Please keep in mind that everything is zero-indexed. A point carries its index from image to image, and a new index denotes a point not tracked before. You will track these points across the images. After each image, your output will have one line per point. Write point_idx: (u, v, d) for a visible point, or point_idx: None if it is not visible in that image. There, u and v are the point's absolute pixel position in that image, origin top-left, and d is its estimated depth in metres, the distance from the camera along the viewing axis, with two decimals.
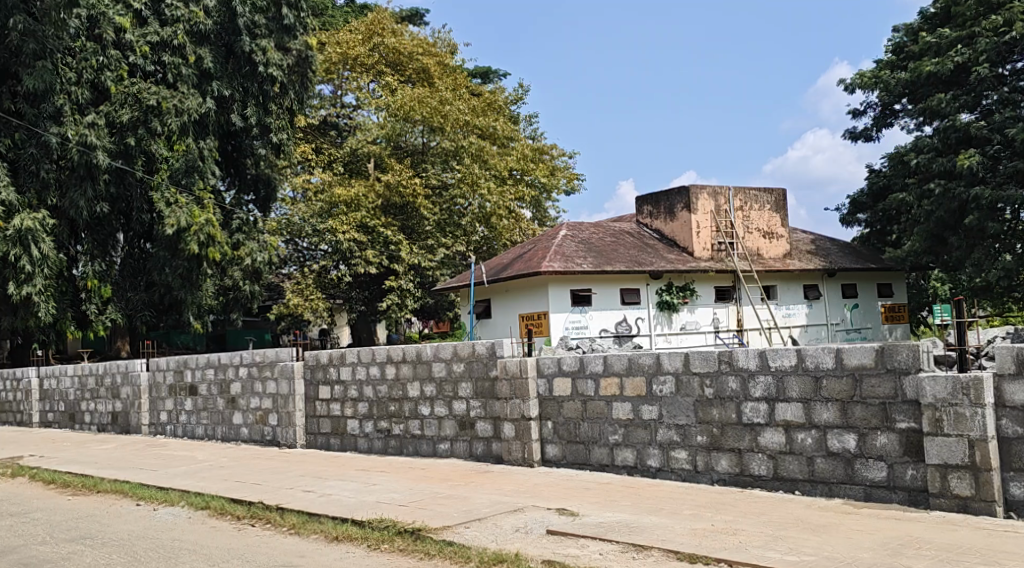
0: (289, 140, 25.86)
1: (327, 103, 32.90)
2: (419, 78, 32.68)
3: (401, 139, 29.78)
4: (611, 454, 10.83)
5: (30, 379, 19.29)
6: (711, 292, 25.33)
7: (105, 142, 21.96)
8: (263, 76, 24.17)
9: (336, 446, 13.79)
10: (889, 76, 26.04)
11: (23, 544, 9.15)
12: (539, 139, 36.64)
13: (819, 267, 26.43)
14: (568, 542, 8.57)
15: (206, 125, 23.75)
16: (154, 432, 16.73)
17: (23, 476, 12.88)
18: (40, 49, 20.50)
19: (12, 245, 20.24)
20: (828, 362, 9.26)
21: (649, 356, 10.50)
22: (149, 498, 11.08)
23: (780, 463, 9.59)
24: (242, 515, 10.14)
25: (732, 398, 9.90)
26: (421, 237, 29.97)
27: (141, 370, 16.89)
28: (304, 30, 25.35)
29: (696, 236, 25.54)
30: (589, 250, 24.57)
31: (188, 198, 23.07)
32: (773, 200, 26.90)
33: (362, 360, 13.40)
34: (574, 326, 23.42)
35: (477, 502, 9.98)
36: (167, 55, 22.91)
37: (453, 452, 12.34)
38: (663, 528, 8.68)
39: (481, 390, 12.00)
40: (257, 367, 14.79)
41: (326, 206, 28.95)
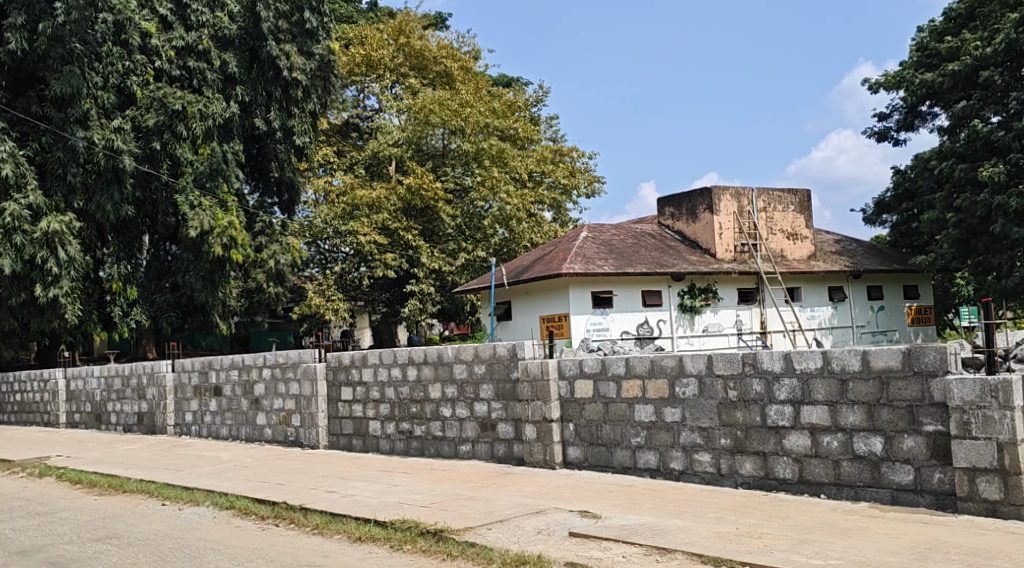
0: (311, 142, 26.11)
1: (349, 107, 33.03)
2: (441, 82, 32.82)
3: (422, 141, 29.85)
4: (633, 457, 10.80)
5: (57, 380, 19.44)
6: (734, 293, 25.23)
7: (132, 146, 22.09)
8: (287, 80, 24.30)
9: (359, 447, 13.83)
10: (913, 77, 25.89)
11: (50, 543, 9.22)
12: (560, 142, 36.69)
13: (844, 268, 26.28)
14: (591, 544, 8.57)
15: (231, 129, 23.88)
16: (179, 433, 16.83)
17: (50, 476, 12.99)
18: (67, 53, 20.66)
19: (39, 248, 20.40)
20: (854, 364, 9.20)
21: (672, 358, 10.47)
22: (174, 498, 11.15)
23: (805, 466, 9.54)
24: (266, 515, 10.18)
25: (756, 401, 9.86)
26: (441, 240, 30.13)
27: (167, 371, 16.99)
28: (326, 34, 25.62)
29: (718, 237, 25.45)
30: (610, 251, 24.56)
31: (212, 200, 23.17)
32: (797, 200, 26.77)
33: (384, 361, 13.42)
34: (596, 328, 23.40)
35: (500, 503, 9.98)
36: (193, 61, 23.30)
37: (475, 454, 12.34)
38: (687, 531, 8.66)
39: (503, 392, 12.00)
40: (280, 368, 14.85)
41: (348, 208, 29.08)
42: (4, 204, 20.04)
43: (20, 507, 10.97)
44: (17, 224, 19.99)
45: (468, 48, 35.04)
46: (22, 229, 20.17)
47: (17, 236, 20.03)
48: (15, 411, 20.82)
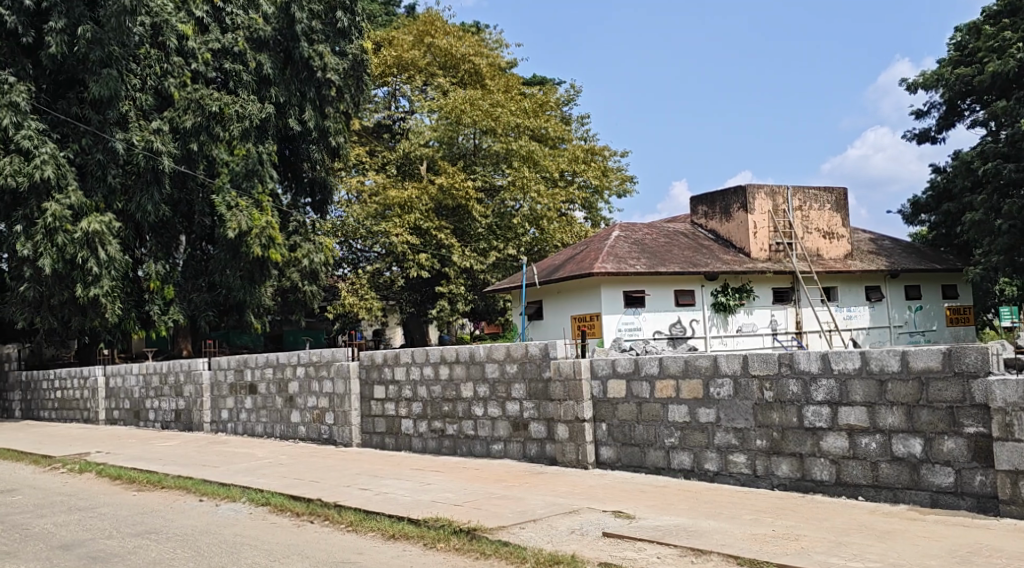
0: (345, 142, 26.41)
1: (381, 107, 33.12)
2: (470, 81, 32.87)
3: (453, 142, 29.90)
4: (667, 457, 10.75)
5: (97, 377, 19.68)
6: (769, 293, 25.02)
7: (170, 147, 22.30)
8: (320, 81, 24.52)
9: (391, 445, 13.87)
10: (952, 74, 25.59)
11: (91, 538, 9.32)
12: (591, 141, 36.66)
13: (880, 268, 26.00)
14: (625, 545, 8.53)
15: (266, 130, 24.02)
16: (215, 429, 16.98)
17: (89, 471, 13.15)
18: (106, 55, 20.71)
19: (80, 248, 20.57)
20: (892, 365, 9.10)
21: (706, 358, 10.41)
22: (210, 495, 11.24)
23: (843, 468, 9.44)
24: (301, 512, 10.24)
25: (793, 402, 9.78)
26: (472, 239, 30.14)
27: (203, 369, 17.12)
28: (359, 35, 25.73)
29: (753, 236, 25.28)
30: (643, 250, 24.48)
31: (248, 200, 23.35)
32: (833, 200, 26.58)
33: (416, 361, 13.45)
34: (628, 328, 23.32)
35: (533, 503, 9.97)
36: (229, 63, 23.56)
37: (507, 453, 12.33)
38: (722, 532, 8.60)
39: (535, 391, 11.98)
40: (314, 366, 14.94)
41: (380, 208, 29.22)
42: (45, 205, 20.15)
43: (62, 502, 11.10)
44: (59, 224, 20.13)
45: (498, 47, 35.05)
46: (64, 229, 20.32)
47: (58, 236, 20.18)
48: (56, 408, 21.04)
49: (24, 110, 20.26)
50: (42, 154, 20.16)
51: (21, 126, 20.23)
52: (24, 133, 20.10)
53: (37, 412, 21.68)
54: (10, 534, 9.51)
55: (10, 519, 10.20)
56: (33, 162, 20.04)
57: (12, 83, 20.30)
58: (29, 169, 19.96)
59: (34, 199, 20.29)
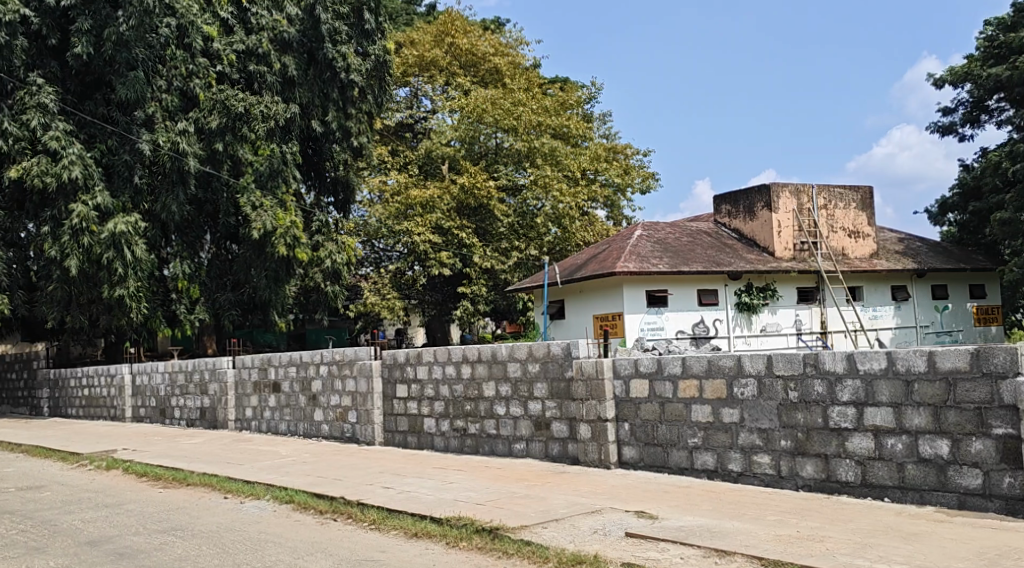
0: (368, 142, 26.56)
1: (403, 107, 33.15)
2: (491, 80, 32.89)
3: (475, 141, 29.94)
4: (690, 458, 10.70)
5: (123, 375, 19.84)
6: (794, 292, 24.87)
7: (196, 148, 22.40)
8: (344, 81, 24.64)
9: (413, 444, 13.88)
10: (981, 71, 25.34)
11: (118, 534, 9.37)
12: (613, 139, 36.62)
13: (906, 267, 25.79)
14: (648, 545, 8.50)
15: (290, 130, 24.15)
16: (240, 427, 17.07)
17: (116, 469, 13.25)
18: (132, 57, 20.84)
19: (107, 248, 20.63)
20: (919, 366, 9.02)
21: (730, 358, 10.35)
22: (235, 492, 11.29)
23: (868, 469, 9.37)
24: (324, 510, 10.27)
25: (818, 402, 9.71)
26: (494, 239, 30.16)
27: (228, 367, 17.20)
28: (382, 36, 25.86)
29: (777, 235, 25.14)
30: (665, 250, 24.40)
31: (272, 200, 23.51)
32: (858, 198, 26.40)
33: (438, 360, 13.47)
34: (650, 327, 23.24)
35: (555, 502, 9.94)
36: (253, 64, 23.54)
37: (530, 452, 12.32)
38: (746, 533, 8.55)
39: (557, 391, 11.95)
40: (337, 365, 14.98)
41: (401, 207, 29.23)
42: (72, 206, 20.25)
43: (89, 498, 11.18)
44: (85, 225, 20.24)
45: (520, 46, 35.04)
46: (90, 230, 20.42)
47: (84, 237, 20.26)
48: (83, 405, 21.23)
49: (51, 110, 20.43)
50: (70, 155, 20.30)
51: (49, 127, 20.38)
52: (52, 134, 20.25)
53: (64, 410, 21.87)
54: (38, 530, 9.59)
55: (38, 515, 10.28)
56: (60, 163, 20.17)
57: (40, 85, 20.47)
58: (57, 170, 20.09)
59: (63, 200, 20.44)
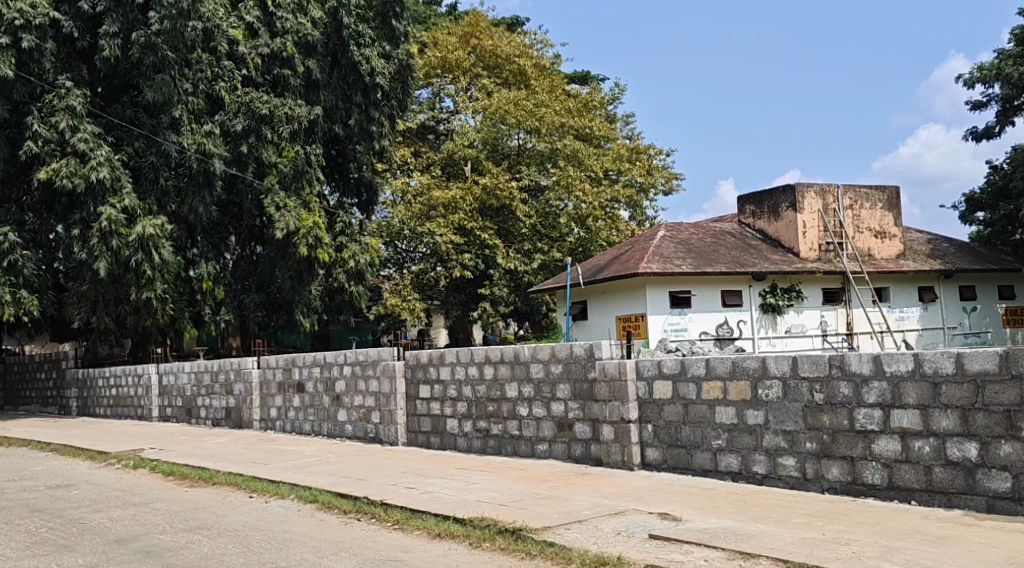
0: (391, 144, 26.66)
1: (426, 108, 33.18)
2: (515, 81, 32.86)
3: (497, 142, 29.96)
4: (714, 459, 10.65)
5: (150, 375, 19.98)
6: (819, 293, 24.71)
7: (221, 150, 22.46)
8: (368, 84, 24.73)
9: (436, 445, 13.88)
10: (1011, 69, 25.08)
11: (144, 533, 9.43)
12: (636, 140, 36.56)
13: (934, 268, 25.58)
14: (672, 548, 8.45)
15: (314, 132, 24.24)
16: (264, 427, 17.14)
17: (142, 468, 13.35)
18: (159, 60, 21.00)
19: (135, 250, 20.75)
20: (947, 367, 8.94)
21: (755, 359, 10.30)
22: (260, 492, 11.34)
23: (895, 472, 9.29)
24: (348, 509, 10.29)
25: (844, 404, 9.63)
26: (517, 240, 30.16)
27: (253, 367, 17.28)
28: (406, 39, 26.01)
29: (802, 235, 24.98)
30: (689, 250, 24.32)
31: (296, 201, 23.58)
32: (884, 199, 26.22)
33: (461, 360, 13.48)
34: (674, 328, 23.16)
35: (578, 504, 9.92)
36: (278, 68, 23.60)
37: (552, 453, 12.29)
38: (771, 536, 8.49)
39: (580, 392, 11.93)
40: (360, 366, 15.02)
41: (424, 208, 29.27)
42: (100, 209, 20.36)
43: (116, 497, 11.26)
44: (113, 228, 20.32)
45: (543, 47, 35.02)
46: (119, 232, 20.51)
47: (112, 239, 20.37)
48: (111, 405, 21.40)
49: (80, 113, 20.55)
50: (98, 157, 20.46)
51: (77, 129, 20.53)
52: (80, 136, 20.41)
53: (92, 409, 22.04)
54: (66, 528, 9.66)
55: (67, 513, 10.37)
56: (88, 165, 20.31)
57: (69, 88, 20.61)
58: (85, 171, 20.23)
59: (90, 202, 20.53)
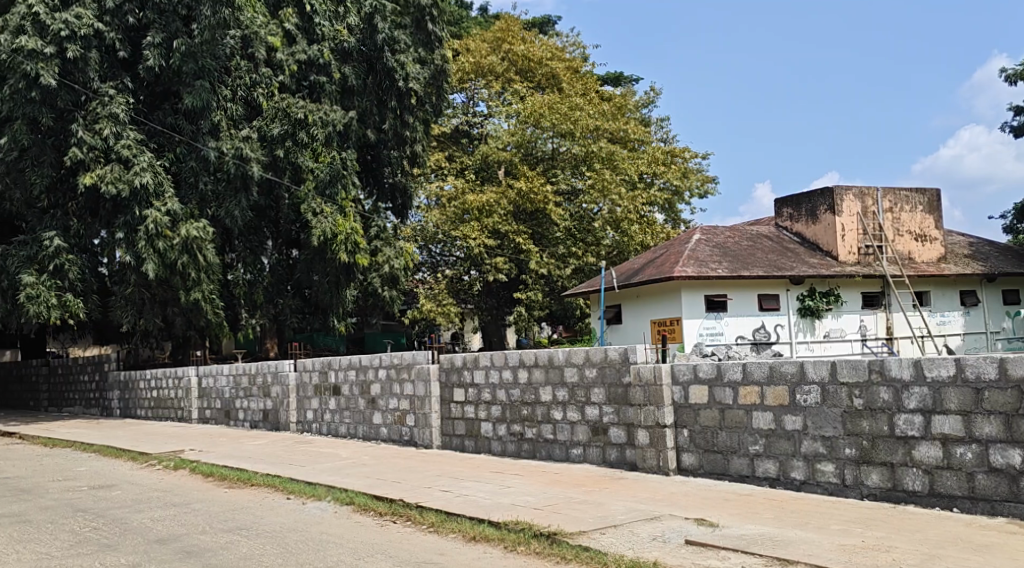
0: (424, 149, 26.75)
1: (459, 112, 33.21)
2: (548, 84, 32.89)
3: (531, 146, 29.98)
4: (751, 465, 10.56)
5: (190, 377, 20.16)
6: (859, 298, 24.47)
7: (258, 154, 22.63)
8: (401, 90, 24.84)
9: (471, 448, 13.88)
10: None
11: (185, 533, 9.52)
12: (671, 143, 36.42)
13: (975, 272, 25.24)
14: (709, 553, 8.39)
15: (348, 136, 24.36)
16: (301, 430, 17.23)
17: (183, 468, 13.50)
18: (199, 68, 21.19)
19: (181, 253, 20.97)
20: (990, 373, 8.83)
21: (792, 364, 10.19)
22: (298, 493, 11.42)
23: (936, 479, 9.17)
24: (384, 511, 10.33)
25: (884, 410, 9.51)
26: (552, 243, 30.17)
27: (289, 370, 17.41)
28: (440, 43, 26.18)
29: (841, 239, 24.76)
30: (725, 254, 24.17)
31: (332, 207, 23.63)
32: (925, 200, 25.87)
33: (495, 364, 13.49)
34: (709, 333, 23.03)
35: (613, 508, 9.88)
36: (314, 74, 23.93)
37: (587, 458, 12.25)
38: (810, 543, 8.40)
39: (614, 396, 11.88)
40: (395, 369, 15.06)
41: (458, 212, 29.26)
42: (145, 212, 20.58)
43: (158, 498, 11.38)
44: (159, 230, 20.56)
45: (576, 49, 35.00)
46: (164, 235, 20.73)
47: (159, 242, 20.59)
48: (151, 407, 21.63)
49: (122, 120, 20.79)
50: (140, 163, 20.71)
51: (120, 136, 20.78)
52: (123, 142, 20.68)
53: (134, 411, 22.32)
54: (110, 528, 9.78)
55: (109, 513, 10.49)
56: (132, 171, 20.57)
57: (112, 95, 20.82)
58: (129, 177, 20.48)
59: (135, 207, 20.74)
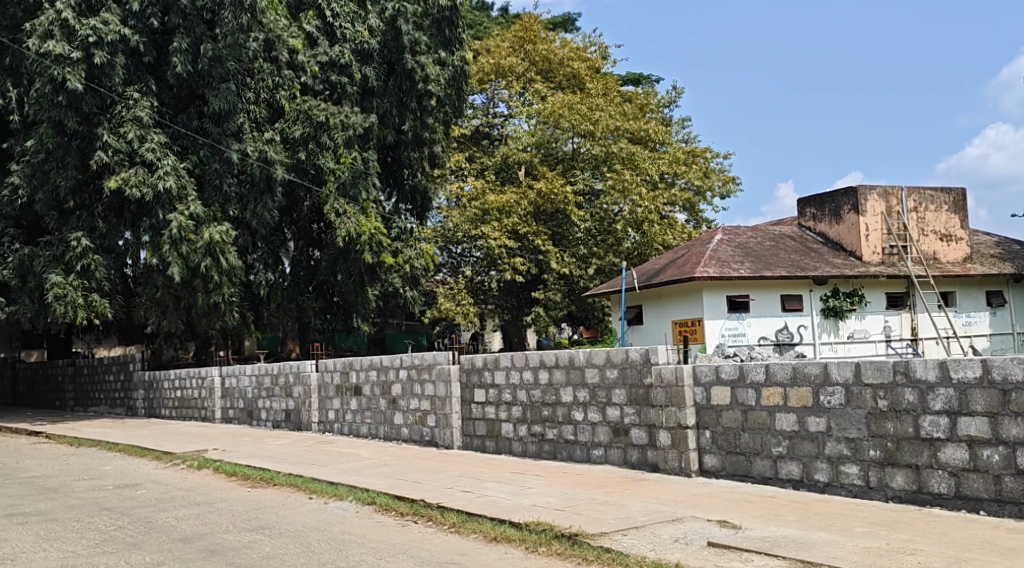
0: (444, 149, 26.78)
1: (479, 113, 33.29)
2: (569, 85, 32.85)
3: (551, 146, 30.03)
4: (774, 467, 10.48)
5: (213, 377, 20.24)
6: (883, 298, 24.29)
7: (282, 156, 22.76)
8: (422, 91, 24.89)
9: (491, 449, 13.86)
10: None
11: (209, 532, 9.55)
12: (692, 143, 36.32)
13: (1002, 273, 24.99)
14: (731, 555, 8.33)
15: (369, 138, 24.46)
16: (323, 430, 17.27)
17: (206, 468, 13.56)
18: (225, 71, 21.35)
19: (204, 256, 21.05)
20: (1017, 375, 8.73)
21: (816, 365, 10.11)
22: (320, 493, 11.44)
23: (963, 481, 9.07)
24: (405, 512, 10.33)
25: (908, 411, 9.43)
26: (572, 244, 30.12)
27: (311, 370, 17.47)
28: (461, 45, 26.11)
29: (864, 239, 24.59)
30: (747, 254, 24.06)
31: (355, 207, 23.62)
32: (951, 200, 25.58)
33: (516, 364, 13.47)
34: (731, 333, 22.93)
35: (635, 510, 9.83)
36: (335, 75, 24.02)
37: (608, 459, 12.20)
38: (834, 545, 8.33)
39: (636, 397, 11.83)
40: (416, 369, 15.07)
41: (479, 212, 29.22)
42: (170, 216, 20.64)
43: (182, 497, 11.42)
44: (183, 234, 20.62)
45: (597, 49, 34.96)
46: (187, 239, 20.81)
47: (182, 246, 20.67)
48: (175, 406, 21.74)
49: (147, 123, 20.91)
50: (164, 166, 20.82)
51: (145, 139, 20.91)
52: (148, 146, 20.78)
53: (158, 411, 22.44)
54: (134, 526, 9.83)
55: (134, 512, 10.53)
56: (156, 174, 20.70)
57: (137, 99, 20.96)
58: (153, 180, 20.62)
59: (159, 210, 20.84)
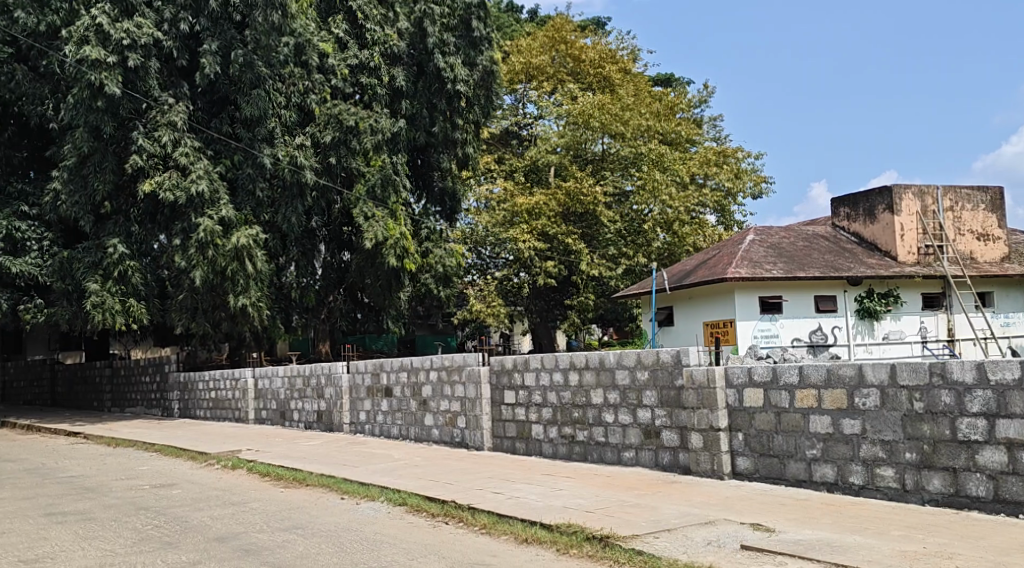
0: (474, 151, 26.82)
1: (509, 114, 33.30)
2: (600, 86, 32.71)
3: (582, 147, 29.95)
4: (808, 469, 10.38)
5: (246, 379, 20.37)
6: (918, 298, 24.07)
7: (312, 161, 22.89)
8: (450, 92, 24.96)
9: (521, 450, 13.84)
10: None
11: (243, 531, 9.60)
12: (723, 142, 36.15)
13: None
14: (765, 558, 8.26)
15: (399, 141, 24.51)
16: (354, 431, 17.31)
17: (240, 468, 13.64)
18: (256, 76, 21.49)
19: (231, 260, 21.07)
20: None
21: (851, 367, 10.00)
22: (352, 493, 11.48)
23: (1001, 484, 8.94)
24: (436, 513, 10.33)
25: (945, 413, 9.30)
26: (601, 245, 29.97)
27: (342, 372, 17.53)
28: (490, 44, 25.97)
29: (899, 239, 24.34)
30: (780, 255, 23.89)
31: (384, 210, 23.70)
32: (988, 199, 25.13)
33: (546, 366, 13.43)
34: (764, 335, 22.77)
35: (667, 512, 9.77)
36: (365, 77, 24.12)
37: (639, 461, 12.14)
38: (870, 548, 8.23)
39: (667, 399, 11.75)
40: (446, 371, 15.08)
41: (508, 215, 29.33)
42: (198, 220, 20.69)
43: (217, 497, 11.50)
44: (211, 238, 20.66)
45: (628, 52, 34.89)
46: (216, 243, 20.87)
47: (210, 250, 20.77)
48: (210, 407, 21.89)
49: (181, 128, 21.10)
50: (197, 170, 21.00)
51: (178, 143, 21.11)
52: (181, 150, 21.00)
53: (193, 411, 22.62)
54: (170, 526, 9.89)
55: (169, 511, 10.60)
56: (189, 178, 20.88)
57: (171, 104, 21.19)
58: (186, 184, 20.82)
59: (191, 213, 20.99)
